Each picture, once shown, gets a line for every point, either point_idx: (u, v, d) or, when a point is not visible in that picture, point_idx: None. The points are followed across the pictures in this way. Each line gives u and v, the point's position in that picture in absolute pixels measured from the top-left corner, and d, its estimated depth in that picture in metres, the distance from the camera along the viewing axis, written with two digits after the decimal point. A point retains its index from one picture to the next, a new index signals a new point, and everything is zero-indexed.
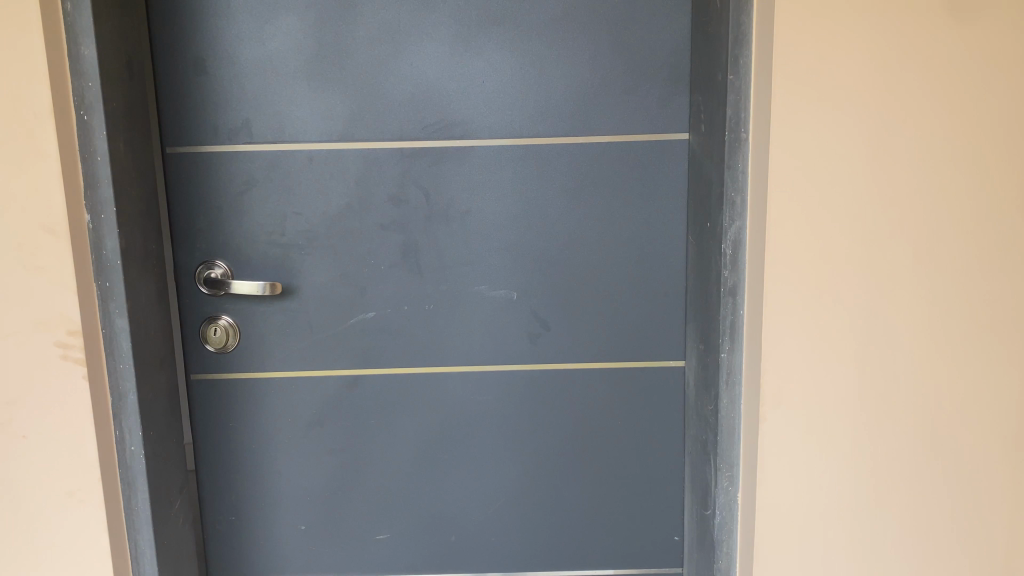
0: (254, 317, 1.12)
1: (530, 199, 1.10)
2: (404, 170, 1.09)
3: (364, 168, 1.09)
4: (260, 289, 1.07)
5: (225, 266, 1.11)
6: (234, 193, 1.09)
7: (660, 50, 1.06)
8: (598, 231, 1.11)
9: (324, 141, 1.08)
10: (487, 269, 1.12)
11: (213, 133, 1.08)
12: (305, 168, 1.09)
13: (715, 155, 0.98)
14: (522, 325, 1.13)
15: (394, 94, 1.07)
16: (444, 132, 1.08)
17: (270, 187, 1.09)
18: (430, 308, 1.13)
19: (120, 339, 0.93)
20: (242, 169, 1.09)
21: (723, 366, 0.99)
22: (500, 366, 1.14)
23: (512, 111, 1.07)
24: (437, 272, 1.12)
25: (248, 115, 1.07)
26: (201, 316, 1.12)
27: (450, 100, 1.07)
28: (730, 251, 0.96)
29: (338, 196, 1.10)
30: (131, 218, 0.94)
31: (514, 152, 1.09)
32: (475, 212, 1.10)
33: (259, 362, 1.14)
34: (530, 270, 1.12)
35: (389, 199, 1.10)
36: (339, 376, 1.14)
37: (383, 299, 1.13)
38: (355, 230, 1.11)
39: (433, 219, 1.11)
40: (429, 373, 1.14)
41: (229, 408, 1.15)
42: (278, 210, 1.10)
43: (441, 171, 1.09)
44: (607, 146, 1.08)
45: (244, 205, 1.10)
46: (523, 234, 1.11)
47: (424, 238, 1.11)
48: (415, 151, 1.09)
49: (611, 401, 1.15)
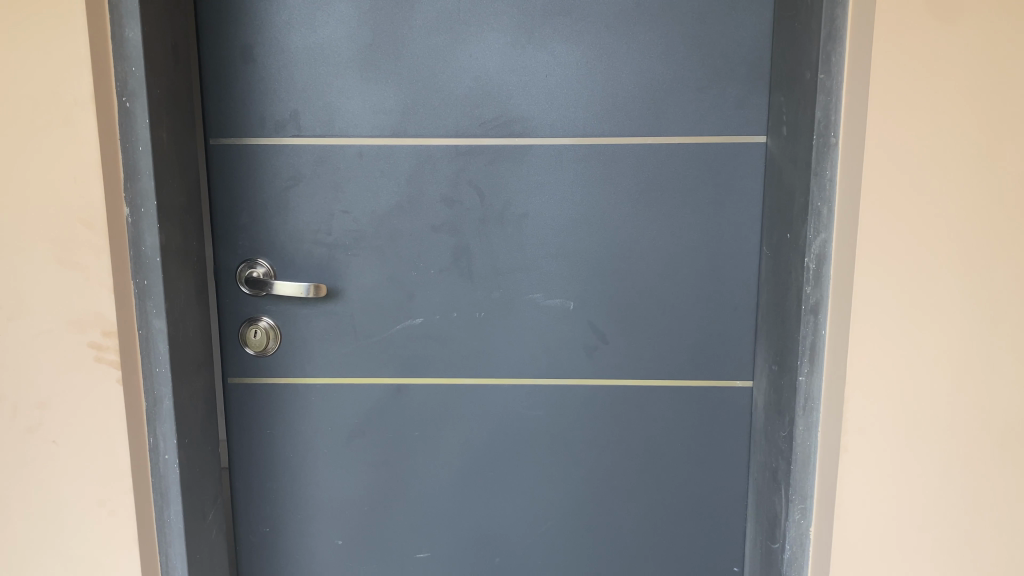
0: (296, 320, 1.07)
1: (591, 203, 1.03)
2: (458, 169, 1.03)
3: (416, 167, 1.03)
4: (303, 290, 1.02)
5: (268, 265, 1.05)
6: (279, 189, 1.04)
7: (738, 46, 0.98)
8: (664, 239, 1.03)
9: (376, 136, 1.02)
10: (543, 277, 1.05)
11: (259, 125, 1.02)
12: (354, 164, 1.03)
13: (799, 160, 0.90)
14: (578, 337, 1.06)
15: (452, 88, 1.00)
16: (503, 129, 1.01)
17: (317, 184, 1.03)
18: (481, 316, 1.06)
19: (157, 341, 0.87)
20: (288, 164, 1.03)
21: (800, 389, 0.92)
22: (554, 380, 1.07)
23: (576, 108, 1.00)
24: (490, 278, 1.05)
25: (297, 107, 1.01)
26: (241, 317, 1.07)
27: (511, 96, 1.00)
28: (813, 266, 0.88)
29: (388, 195, 1.03)
30: (172, 213, 0.89)
31: (576, 152, 1.02)
32: (532, 215, 1.04)
33: (300, 367, 1.08)
34: (590, 278, 1.05)
35: (441, 199, 1.03)
36: (383, 385, 1.08)
37: (431, 306, 1.06)
38: (404, 232, 1.05)
39: (487, 222, 1.04)
40: (478, 384, 1.08)
41: (267, 415, 1.09)
42: (325, 208, 1.04)
43: (498, 172, 1.03)
44: (676, 148, 1.01)
45: (289, 202, 1.04)
46: (583, 240, 1.04)
47: (477, 242, 1.05)
48: (471, 149, 1.02)
49: (672, 422, 1.08)
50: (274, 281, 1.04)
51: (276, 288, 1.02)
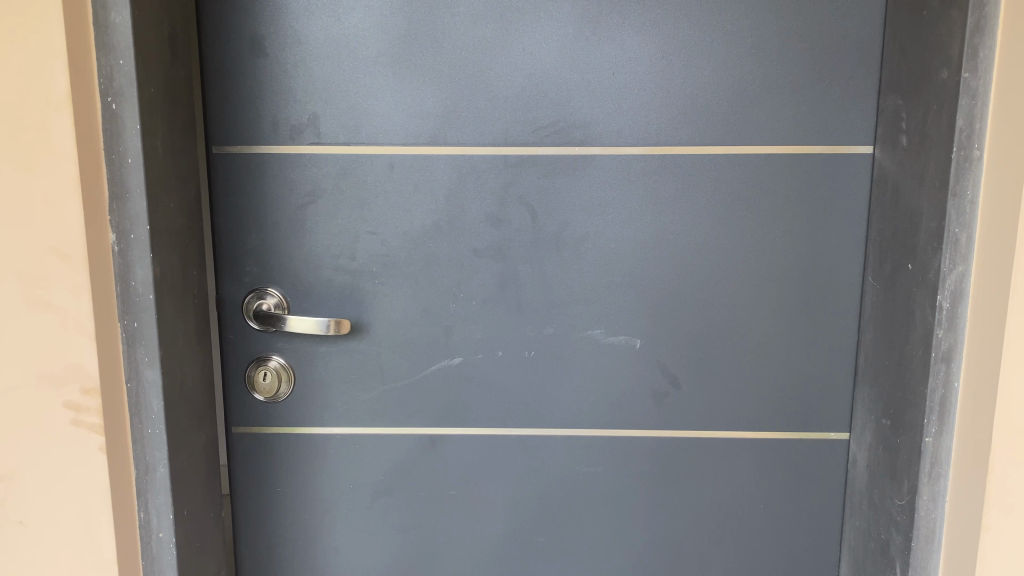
0: (314, 359, 0.91)
1: (662, 225, 0.87)
2: (506, 183, 0.87)
3: (457, 181, 0.87)
4: (321, 327, 0.86)
5: (279, 295, 0.90)
6: (295, 207, 0.88)
7: (843, 39, 0.83)
8: (748, 268, 0.88)
9: (409, 144, 0.86)
10: (604, 310, 0.90)
11: (273, 130, 0.87)
12: (384, 177, 0.87)
13: (928, 176, 0.75)
14: (646, 381, 0.91)
15: (500, 88, 0.85)
16: (560, 137, 0.86)
17: (338, 200, 0.88)
18: (531, 356, 0.90)
19: (149, 396, 0.71)
20: (306, 177, 0.87)
21: (926, 452, 0.76)
22: (615, 430, 0.92)
23: (648, 111, 0.85)
24: (542, 311, 0.90)
25: (317, 109, 0.86)
26: (249, 355, 0.91)
27: (571, 96, 0.85)
28: (946, 306, 0.73)
29: (423, 214, 0.88)
30: (167, 239, 0.73)
31: (647, 165, 0.86)
32: (592, 238, 0.88)
33: (317, 414, 0.92)
34: (660, 313, 0.89)
35: (485, 219, 0.88)
36: (415, 436, 0.92)
37: (472, 344, 0.90)
38: (441, 257, 0.89)
39: (540, 246, 0.88)
40: (527, 435, 0.92)
41: (278, 470, 0.94)
42: (349, 229, 0.88)
43: (553, 188, 0.87)
44: (766, 160, 0.86)
45: (307, 221, 0.88)
46: (652, 268, 0.88)
47: (528, 269, 0.89)
48: (522, 160, 0.86)
49: (753, 478, 0.93)
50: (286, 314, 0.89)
51: (290, 324, 0.87)
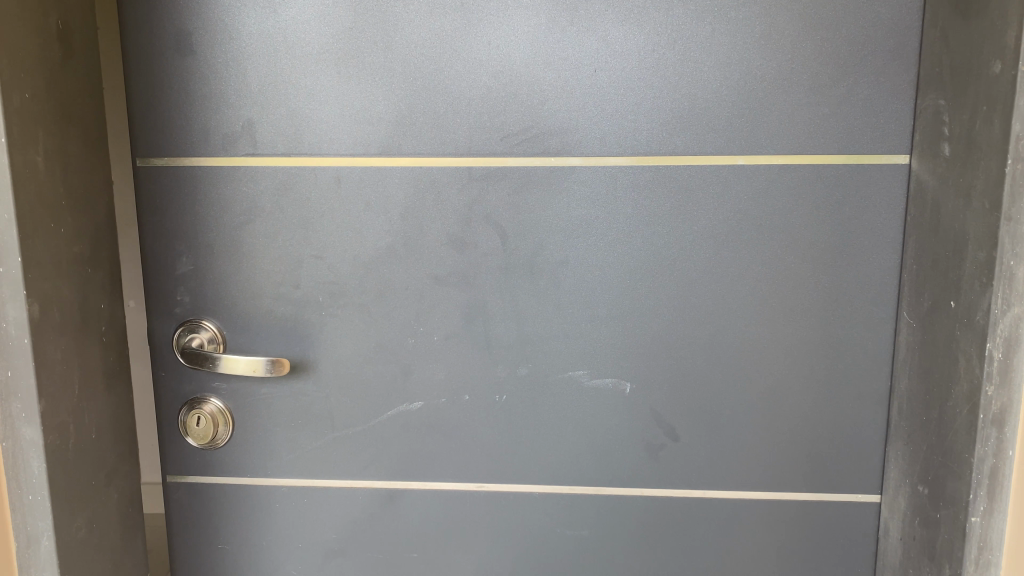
0: (255, 402, 0.79)
1: (655, 249, 0.74)
2: (471, 200, 0.74)
3: (414, 197, 0.75)
4: (260, 367, 0.75)
5: (213, 329, 0.78)
6: (230, 227, 0.77)
7: (873, 25, 0.68)
8: (758, 301, 0.75)
9: (358, 155, 0.74)
10: (587, 349, 0.76)
11: (202, 139, 0.75)
12: (329, 193, 0.75)
13: (975, 194, 0.60)
14: (637, 431, 0.78)
15: (463, 88, 0.72)
16: (533, 145, 0.73)
17: (279, 219, 0.76)
18: (502, 400, 0.78)
19: (29, 458, 0.61)
20: (242, 193, 0.76)
21: (971, 534, 0.61)
22: (602, 487, 0.79)
23: (636, 115, 0.72)
24: (515, 349, 0.77)
25: (252, 114, 0.74)
26: (182, 397, 0.80)
27: (545, 98, 0.72)
28: (998, 356, 0.57)
29: (375, 236, 0.76)
30: (55, 271, 0.62)
31: (636, 178, 0.73)
32: (572, 264, 0.75)
33: (261, 464, 0.81)
34: (655, 352, 0.76)
35: (446, 242, 0.75)
36: (371, 490, 0.81)
37: (435, 386, 0.78)
38: (397, 285, 0.77)
39: (511, 274, 0.75)
40: (499, 491, 0.80)
41: (219, 526, 0.83)
42: (292, 254, 0.77)
43: (525, 206, 0.74)
44: (779, 172, 0.72)
45: (243, 243, 0.77)
46: (644, 300, 0.75)
47: (497, 300, 0.76)
48: (488, 173, 0.73)
49: (763, 544, 0.80)
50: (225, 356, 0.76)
51: (225, 363, 0.75)
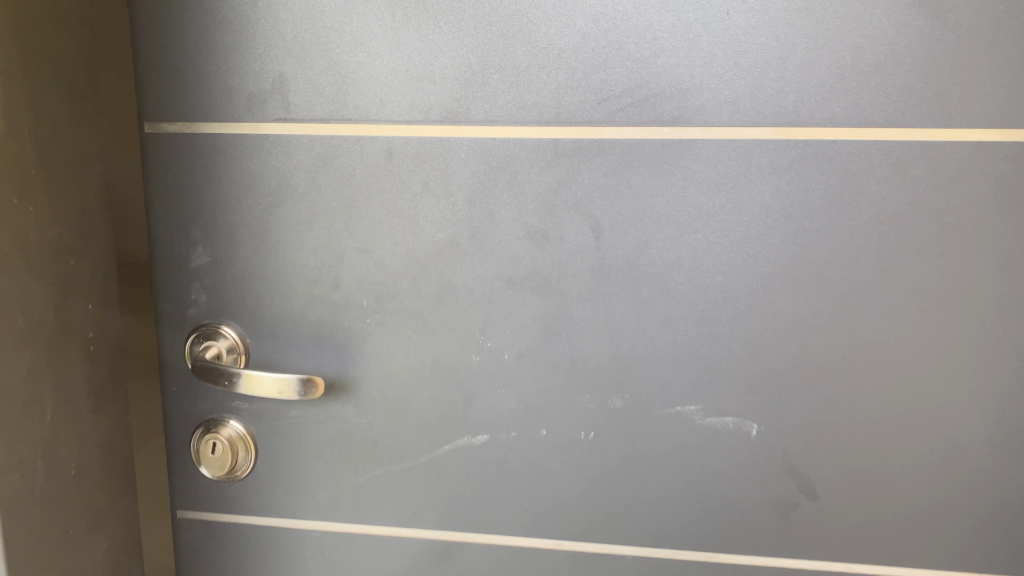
0: (283, 427, 0.64)
1: (798, 252, 0.57)
2: (557, 182, 0.57)
3: (484, 176, 0.58)
4: (291, 388, 0.59)
5: (233, 336, 0.63)
6: (255, 211, 0.61)
7: None
8: (932, 324, 0.57)
9: (415, 122, 0.58)
10: (702, 376, 0.59)
11: (221, 100, 0.59)
12: (377, 169, 0.59)
13: None
14: (763, 484, 0.61)
15: (552, 35, 0.55)
16: (641, 110, 0.56)
17: (314, 201, 0.60)
18: (589, 439, 0.61)
19: None
20: (270, 168, 0.60)
21: None
22: (714, 551, 0.63)
23: (781, 73, 0.54)
24: (607, 373, 0.60)
25: (284, 69, 0.58)
26: (196, 417, 0.65)
27: (659, 48, 0.54)
28: None
29: (434, 225, 0.59)
30: (16, 266, 0.47)
31: (777, 157, 0.55)
32: (687, 268, 0.58)
33: (289, 502, 0.66)
34: (792, 384, 0.59)
35: (525, 235, 0.59)
36: (423, 540, 0.65)
37: (505, 417, 0.62)
38: (460, 288, 0.60)
39: (607, 278, 0.59)
40: (583, 549, 0.64)
41: (240, 570, 0.69)
42: (330, 245, 0.61)
43: (629, 191, 0.57)
44: (972, 152, 0.54)
45: (271, 231, 0.61)
46: (780, 317, 0.58)
47: (589, 311, 0.59)
48: (581, 147, 0.57)
49: None
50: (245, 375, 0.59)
51: (247, 380, 0.59)
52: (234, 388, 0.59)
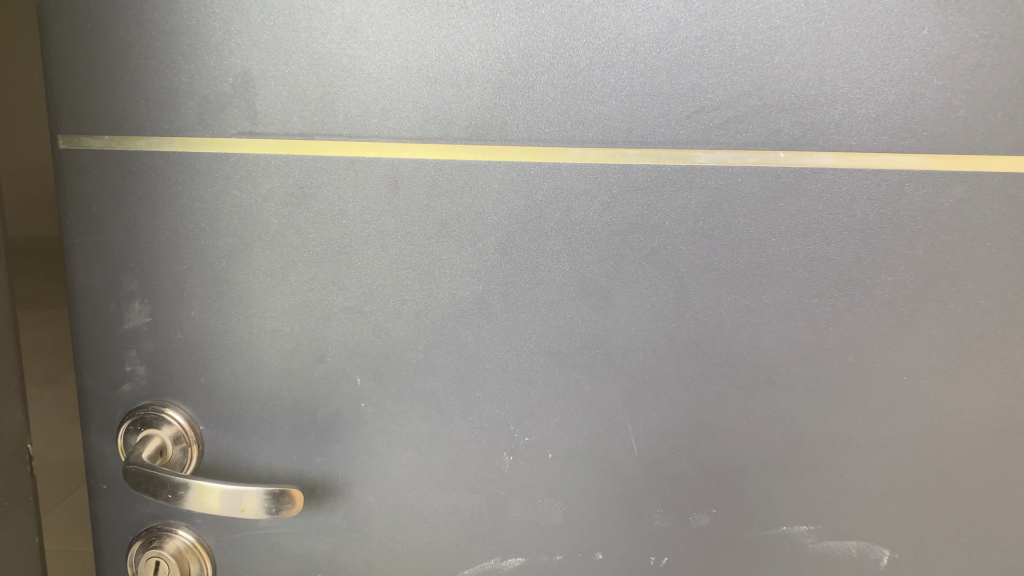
0: (250, 540, 0.48)
1: (958, 325, 0.42)
2: (628, 225, 0.42)
3: (524, 215, 0.42)
4: (259, 505, 0.44)
5: (178, 422, 0.47)
6: (209, 258, 0.44)
7: None
8: None
9: (430, 141, 0.42)
10: (817, 487, 0.44)
11: (156, 105, 0.42)
12: (376, 204, 0.43)
13: None
14: None
15: (626, 22, 0.39)
16: (748, 128, 0.40)
17: (288, 245, 0.44)
18: (660, 563, 0.46)
19: None
20: (230, 200, 0.43)
21: None
22: None
23: (947, 79, 0.39)
24: (690, 481, 0.45)
25: (245, 63, 0.41)
26: (133, 526, 0.49)
27: (777, 42, 0.39)
28: None
29: (455, 280, 0.43)
30: None
31: (935, 197, 0.40)
32: (801, 343, 0.42)
33: None
34: (936, 497, 0.44)
35: (580, 295, 0.43)
36: None
37: (548, 534, 0.46)
38: (490, 363, 0.44)
39: (694, 355, 0.43)
40: None
41: None
42: (313, 304, 0.44)
43: (729, 238, 0.41)
44: None
45: (230, 284, 0.45)
46: (925, 409, 0.43)
47: (666, 398, 0.44)
48: (662, 177, 0.41)
49: None
50: (193, 484, 0.43)
51: (198, 493, 0.43)
52: (181, 504, 0.43)
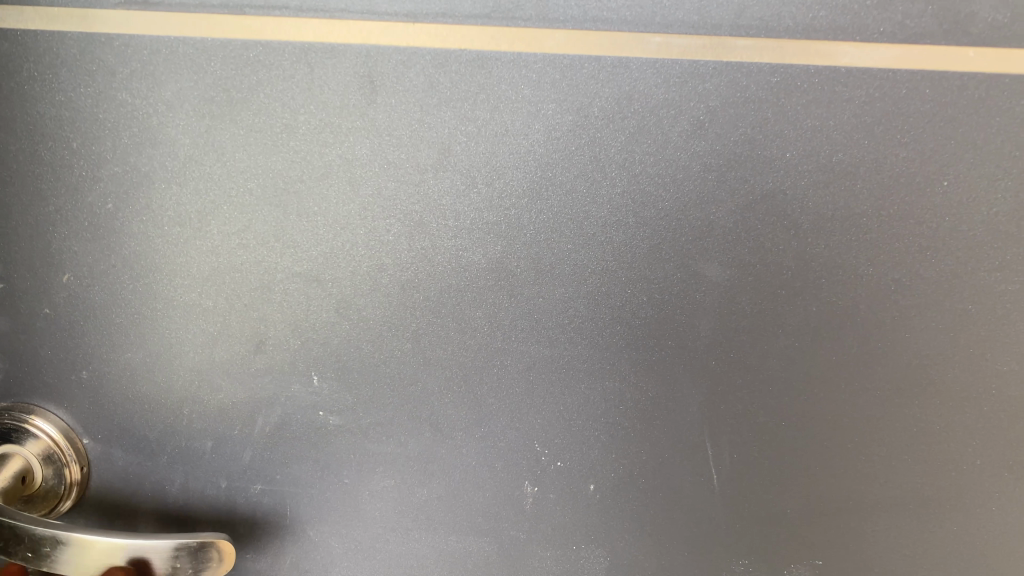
0: None
1: None
2: (731, 159, 0.28)
3: (571, 139, 0.28)
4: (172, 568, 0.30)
5: (50, 436, 0.31)
6: (86, 196, 0.29)
7: None
8: None
9: (428, 19, 0.27)
10: (964, 535, 0.32)
11: None
12: (343, 118, 0.28)
13: None
14: None
15: None
16: (923, 9, 0.26)
17: (207, 178, 0.29)
18: None
19: None
20: (117, 107, 0.28)
21: None
22: None
23: None
24: (789, 525, 0.32)
25: None
26: None
27: None
28: None
29: (462, 236, 0.29)
30: None
31: None
32: (965, 336, 0.29)
33: None
34: None
35: (649, 261, 0.29)
36: None
37: None
38: (509, 358, 0.30)
39: (810, 349, 0.30)
40: None
41: None
42: (246, 268, 0.30)
43: (879, 180, 0.28)
44: None
45: (118, 236, 0.29)
46: None
47: (766, 410, 0.30)
48: (788, 84, 0.27)
49: None
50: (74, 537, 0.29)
51: (79, 550, 0.29)
52: (51, 568, 0.29)
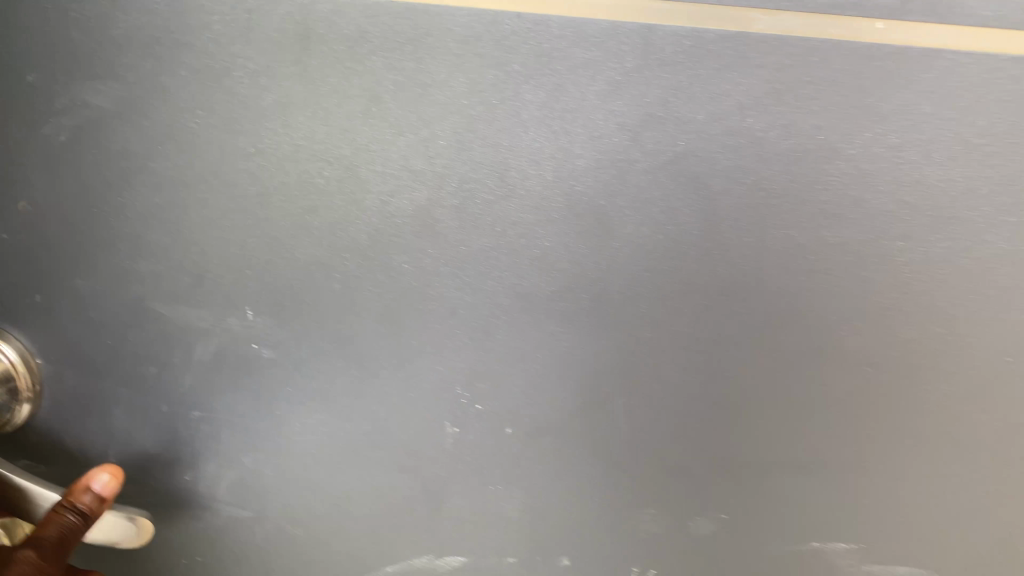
0: None
1: None
2: (648, 120, 0.28)
3: (493, 93, 0.28)
4: None
5: (8, 360, 0.33)
6: (39, 128, 0.31)
7: None
8: None
9: None
10: (848, 474, 0.35)
11: None
12: (274, 64, 0.29)
13: None
14: None
15: None
16: None
17: (149, 115, 0.30)
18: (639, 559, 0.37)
19: None
20: (62, 45, 0.29)
21: None
22: None
23: None
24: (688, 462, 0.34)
25: None
26: None
27: None
28: None
29: (387, 182, 0.30)
30: None
31: None
32: (860, 297, 0.31)
33: None
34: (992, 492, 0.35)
35: (566, 216, 0.30)
36: None
37: (500, 524, 0.36)
38: (433, 304, 0.32)
39: (717, 307, 0.31)
40: None
41: None
42: (185, 203, 0.31)
43: (791, 146, 0.29)
44: None
45: (68, 168, 0.31)
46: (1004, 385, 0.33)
47: (673, 361, 0.32)
48: (705, 49, 0.28)
49: None
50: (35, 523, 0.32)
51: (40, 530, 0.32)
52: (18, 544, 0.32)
